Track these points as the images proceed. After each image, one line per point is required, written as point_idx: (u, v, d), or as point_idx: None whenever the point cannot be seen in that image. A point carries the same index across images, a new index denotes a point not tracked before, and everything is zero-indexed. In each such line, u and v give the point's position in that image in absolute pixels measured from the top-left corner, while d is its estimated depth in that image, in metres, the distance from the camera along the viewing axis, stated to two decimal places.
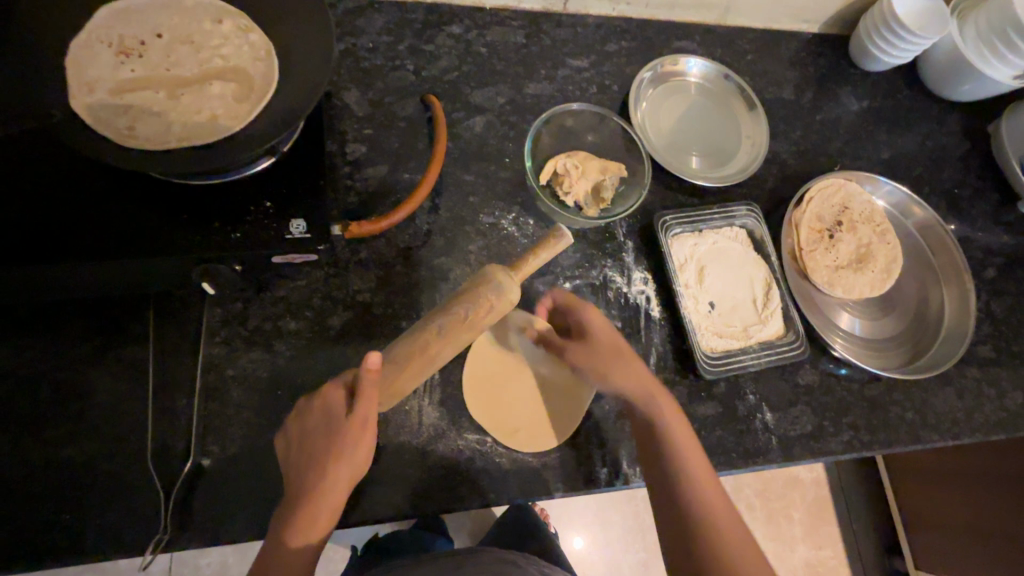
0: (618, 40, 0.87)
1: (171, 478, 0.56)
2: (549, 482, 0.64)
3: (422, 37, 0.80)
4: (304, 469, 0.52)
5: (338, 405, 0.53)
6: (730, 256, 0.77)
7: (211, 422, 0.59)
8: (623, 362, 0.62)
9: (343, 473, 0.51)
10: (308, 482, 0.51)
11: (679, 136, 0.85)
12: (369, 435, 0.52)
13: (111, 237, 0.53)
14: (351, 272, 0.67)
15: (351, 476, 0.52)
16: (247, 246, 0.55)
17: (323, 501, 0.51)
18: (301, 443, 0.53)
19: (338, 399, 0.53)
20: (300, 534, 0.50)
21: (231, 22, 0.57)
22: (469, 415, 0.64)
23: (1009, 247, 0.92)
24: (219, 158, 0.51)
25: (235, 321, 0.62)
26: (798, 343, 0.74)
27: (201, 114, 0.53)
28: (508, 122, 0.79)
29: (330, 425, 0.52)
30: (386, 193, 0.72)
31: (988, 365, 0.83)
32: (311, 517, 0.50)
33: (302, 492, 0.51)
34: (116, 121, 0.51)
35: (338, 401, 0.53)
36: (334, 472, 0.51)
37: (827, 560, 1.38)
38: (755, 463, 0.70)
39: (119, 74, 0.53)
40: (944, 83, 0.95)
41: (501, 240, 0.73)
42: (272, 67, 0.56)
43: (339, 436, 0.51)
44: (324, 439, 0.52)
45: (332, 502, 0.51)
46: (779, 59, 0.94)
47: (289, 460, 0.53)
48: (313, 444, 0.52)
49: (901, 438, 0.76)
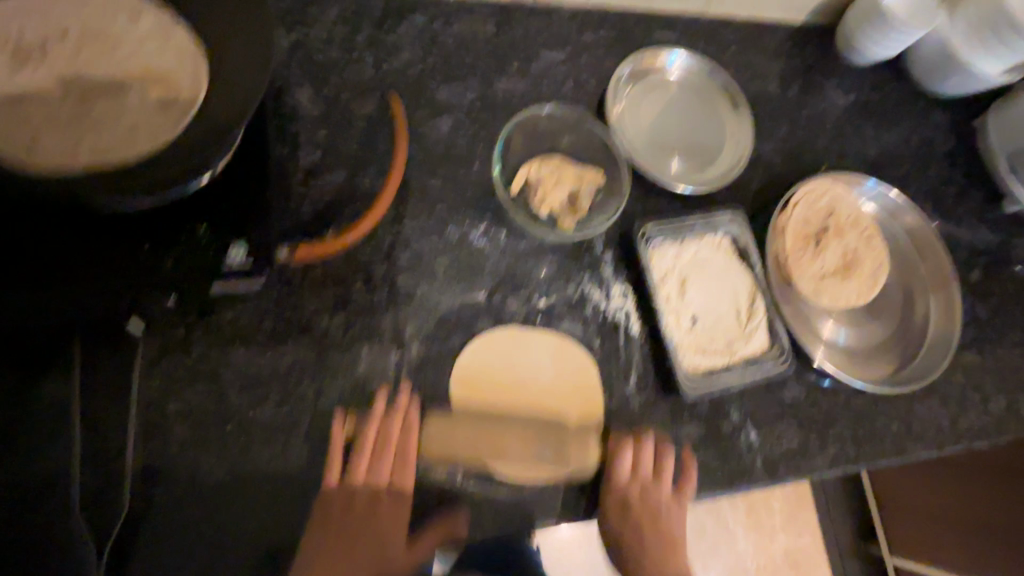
0: (595, 31, 0.81)
1: (106, 528, 0.51)
2: (525, 515, 0.60)
3: (381, 28, 0.73)
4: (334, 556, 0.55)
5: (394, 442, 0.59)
6: (713, 266, 0.73)
7: (152, 462, 0.54)
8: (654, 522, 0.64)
9: (368, 538, 0.56)
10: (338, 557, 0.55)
11: (660, 135, 0.80)
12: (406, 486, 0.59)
13: (20, 269, 0.47)
14: (306, 293, 0.61)
15: (379, 531, 0.57)
16: (179, 276, 0.49)
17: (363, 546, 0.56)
18: (347, 518, 0.57)
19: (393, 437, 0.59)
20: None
21: (154, 18, 0.50)
22: (438, 447, 0.60)
23: (994, 246, 0.91)
24: (139, 180, 0.45)
25: (177, 350, 0.57)
26: (785, 357, 0.71)
27: (117, 125, 0.46)
28: (478, 122, 0.73)
29: (357, 509, 0.57)
30: (344, 203, 0.65)
31: (973, 370, 0.82)
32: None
33: (329, 568, 0.55)
34: (17, 140, 0.44)
35: (363, 490, 0.57)
36: (356, 539, 0.56)
37: (807, 548, 1.39)
38: (740, 484, 0.67)
39: (18, 81, 0.46)
40: (932, 76, 0.92)
41: (471, 254, 0.68)
42: (202, 70, 0.49)
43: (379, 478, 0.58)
44: (362, 493, 0.57)
45: (348, 560, 0.56)
46: (764, 51, 0.90)
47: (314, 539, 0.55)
48: (343, 527, 0.56)
49: (886, 450, 0.74)
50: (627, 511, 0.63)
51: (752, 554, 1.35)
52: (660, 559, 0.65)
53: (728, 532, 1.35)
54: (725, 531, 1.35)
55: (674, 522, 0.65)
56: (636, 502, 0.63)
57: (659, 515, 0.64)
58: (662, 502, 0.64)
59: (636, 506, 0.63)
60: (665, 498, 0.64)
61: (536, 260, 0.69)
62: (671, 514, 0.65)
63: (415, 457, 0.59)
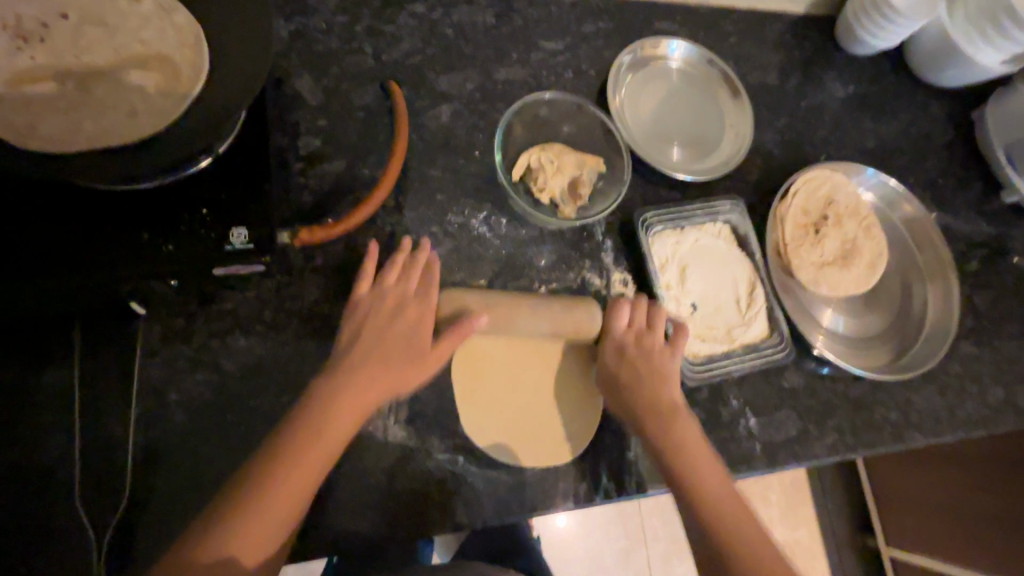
0: (595, 21, 0.81)
1: (107, 517, 0.51)
2: (526, 501, 0.60)
3: (381, 17, 0.73)
4: (317, 405, 0.52)
5: (398, 319, 0.59)
6: (713, 254, 0.73)
7: (152, 451, 0.53)
8: (659, 391, 0.62)
9: (346, 403, 0.53)
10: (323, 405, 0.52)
11: (661, 125, 0.80)
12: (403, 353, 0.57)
13: (20, 254, 0.47)
14: (307, 281, 0.61)
15: (370, 390, 0.54)
16: (180, 260, 0.49)
17: (326, 438, 0.50)
18: (343, 360, 0.56)
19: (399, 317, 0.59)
20: (268, 509, 0.47)
21: (152, 2, 0.50)
22: (439, 434, 0.60)
23: (992, 238, 0.91)
24: (142, 166, 0.45)
25: (177, 338, 0.57)
26: (783, 345, 0.71)
27: (116, 109, 0.46)
28: (478, 112, 0.73)
29: (350, 365, 0.55)
30: (344, 192, 0.65)
31: (970, 360, 0.82)
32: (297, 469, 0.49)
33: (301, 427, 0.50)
34: (17, 124, 0.44)
35: (360, 345, 0.57)
36: (337, 408, 0.52)
37: (803, 540, 1.39)
38: (740, 472, 0.68)
39: (18, 64, 0.45)
40: (931, 68, 0.92)
41: (471, 242, 0.68)
42: (201, 53, 0.49)
43: (378, 332, 0.57)
44: (360, 337, 0.57)
45: (329, 432, 0.51)
46: (763, 42, 0.90)
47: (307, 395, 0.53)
48: (336, 372, 0.55)
49: (885, 438, 0.75)
50: (625, 357, 0.63)
51: None
52: (674, 454, 0.58)
53: None
54: None
55: (675, 399, 0.62)
56: (633, 355, 0.63)
57: (652, 373, 0.63)
58: (653, 367, 0.63)
59: (632, 353, 0.64)
60: (657, 369, 0.63)
61: (536, 249, 0.69)
62: (666, 387, 0.62)
63: (405, 321, 0.59)
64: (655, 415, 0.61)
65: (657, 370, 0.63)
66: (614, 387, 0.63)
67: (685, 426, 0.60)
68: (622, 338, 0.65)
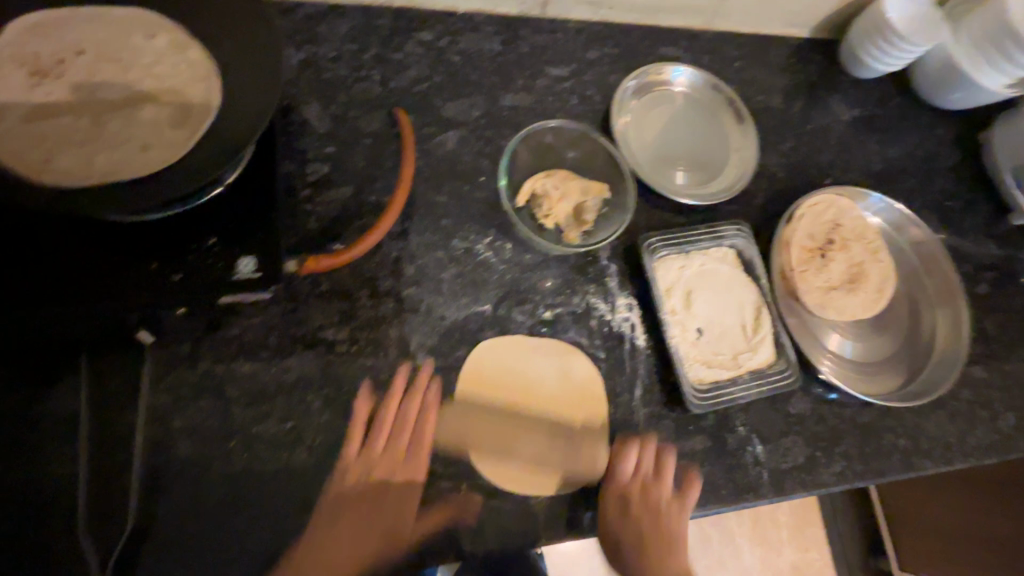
0: (600, 47, 0.82)
1: (110, 545, 0.51)
2: (530, 530, 0.60)
3: (389, 45, 0.74)
4: (321, 552, 0.54)
5: (408, 413, 0.61)
6: (718, 278, 0.73)
7: (155, 477, 0.53)
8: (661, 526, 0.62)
9: (361, 537, 0.55)
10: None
11: (665, 149, 0.81)
12: (417, 458, 0.59)
13: (31, 284, 0.47)
14: (313, 306, 0.62)
15: (384, 508, 0.57)
16: (188, 290, 0.49)
17: (353, 527, 0.56)
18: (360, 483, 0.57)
19: (410, 410, 0.61)
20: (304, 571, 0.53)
21: (165, 36, 0.51)
22: (443, 461, 0.60)
23: (1001, 261, 0.90)
24: (152, 198, 0.45)
25: (182, 365, 0.57)
26: (790, 371, 0.71)
27: (130, 143, 0.47)
28: (484, 137, 0.74)
29: (354, 516, 0.56)
30: (351, 217, 0.66)
31: (981, 385, 0.81)
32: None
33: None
34: (32, 158, 0.45)
35: (364, 498, 0.57)
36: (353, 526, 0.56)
37: (814, 563, 1.37)
38: (746, 500, 0.67)
39: (35, 99, 0.47)
40: (936, 91, 0.92)
41: (476, 267, 0.68)
42: (213, 88, 0.50)
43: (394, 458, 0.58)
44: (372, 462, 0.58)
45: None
46: (767, 65, 0.90)
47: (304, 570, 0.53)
48: (331, 529, 0.55)
49: (894, 466, 0.74)
50: (627, 515, 0.62)
51: (759, 569, 1.33)
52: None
53: (734, 545, 1.33)
54: (731, 546, 1.34)
55: (676, 527, 0.62)
56: (637, 508, 0.62)
57: (654, 539, 0.62)
58: (660, 529, 0.62)
59: (635, 507, 0.62)
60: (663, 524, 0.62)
61: (541, 273, 0.69)
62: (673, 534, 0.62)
63: (418, 451, 0.59)
64: (655, 547, 0.62)
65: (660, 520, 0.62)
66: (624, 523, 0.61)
67: (674, 554, 0.62)
68: (625, 487, 0.62)
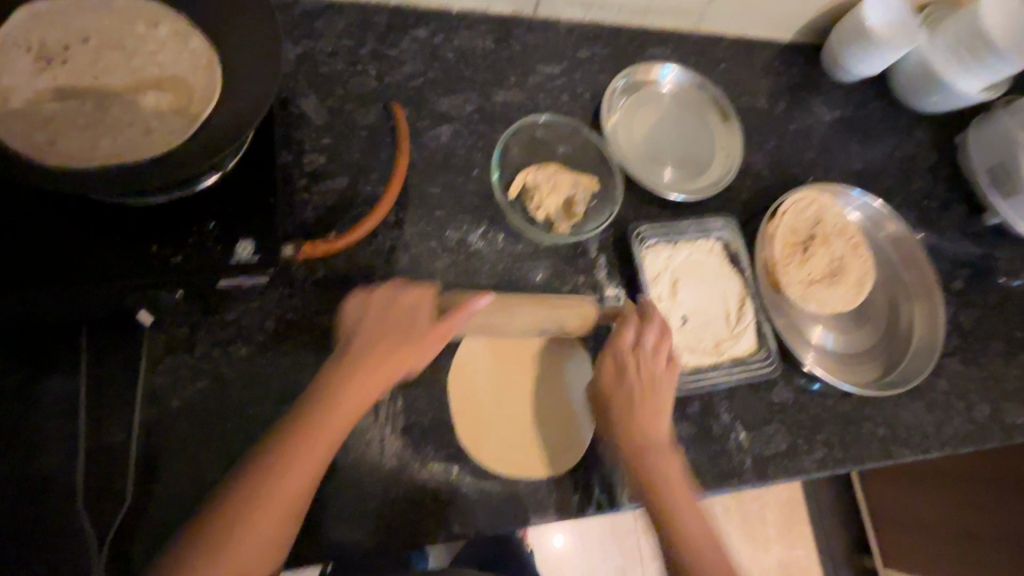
0: (591, 47, 0.85)
1: (106, 523, 0.52)
2: (520, 511, 0.61)
3: (385, 42, 0.76)
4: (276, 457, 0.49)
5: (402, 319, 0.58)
6: (704, 270, 0.76)
7: (151, 458, 0.54)
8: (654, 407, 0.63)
9: (317, 433, 0.51)
10: (286, 474, 0.49)
11: (653, 146, 0.83)
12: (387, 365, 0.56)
13: (34, 264, 0.48)
14: (309, 293, 0.63)
15: (365, 393, 0.54)
16: (187, 271, 0.51)
17: (315, 445, 0.51)
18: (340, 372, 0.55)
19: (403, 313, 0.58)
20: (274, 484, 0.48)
21: (168, 26, 0.52)
22: (435, 444, 0.61)
23: (976, 258, 0.93)
24: (153, 180, 0.47)
25: (180, 348, 0.58)
26: (771, 360, 0.73)
27: (132, 127, 0.48)
28: (477, 132, 0.76)
29: (313, 405, 0.53)
30: (347, 207, 0.68)
31: (957, 377, 0.84)
32: (269, 511, 0.48)
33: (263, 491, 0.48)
34: (37, 140, 0.46)
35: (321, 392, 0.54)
36: (304, 445, 0.50)
37: (801, 559, 1.39)
38: (730, 485, 0.69)
39: (40, 85, 0.48)
40: (914, 94, 0.96)
41: (469, 256, 0.70)
42: (214, 76, 0.51)
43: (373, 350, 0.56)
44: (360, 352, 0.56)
45: (300, 483, 0.49)
46: (753, 67, 0.93)
47: (257, 467, 0.49)
48: (288, 426, 0.51)
49: (873, 454, 0.76)
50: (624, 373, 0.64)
51: (747, 565, 1.35)
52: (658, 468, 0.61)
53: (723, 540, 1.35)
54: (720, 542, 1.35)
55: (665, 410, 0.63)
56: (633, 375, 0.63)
57: (636, 409, 0.62)
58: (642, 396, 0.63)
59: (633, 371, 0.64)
60: (645, 399, 0.63)
61: (532, 264, 0.71)
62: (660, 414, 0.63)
63: (377, 342, 0.57)
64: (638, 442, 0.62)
65: (642, 404, 0.63)
66: (602, 414, 0.64)
67: (657, 449, 0.62)
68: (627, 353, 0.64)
